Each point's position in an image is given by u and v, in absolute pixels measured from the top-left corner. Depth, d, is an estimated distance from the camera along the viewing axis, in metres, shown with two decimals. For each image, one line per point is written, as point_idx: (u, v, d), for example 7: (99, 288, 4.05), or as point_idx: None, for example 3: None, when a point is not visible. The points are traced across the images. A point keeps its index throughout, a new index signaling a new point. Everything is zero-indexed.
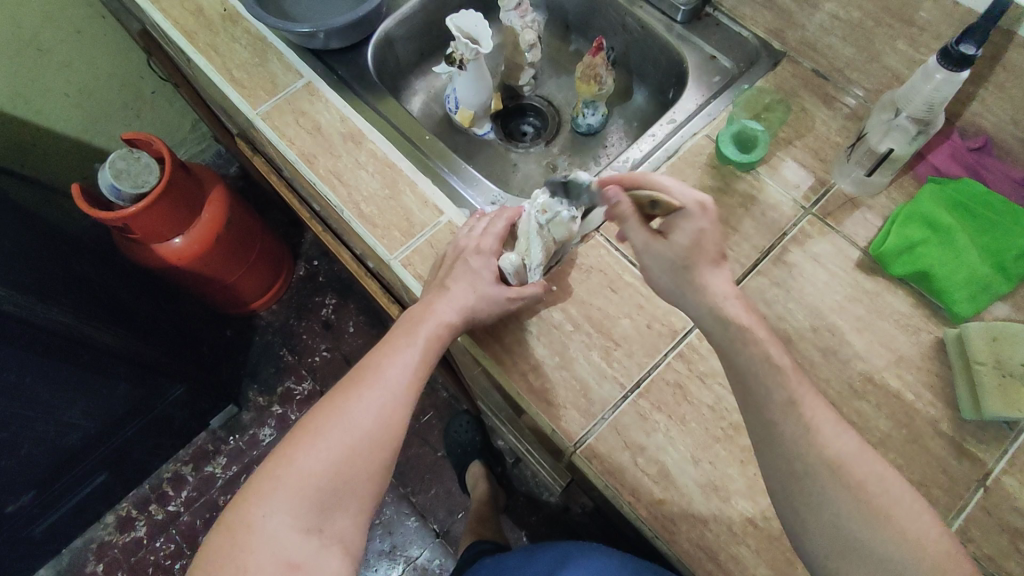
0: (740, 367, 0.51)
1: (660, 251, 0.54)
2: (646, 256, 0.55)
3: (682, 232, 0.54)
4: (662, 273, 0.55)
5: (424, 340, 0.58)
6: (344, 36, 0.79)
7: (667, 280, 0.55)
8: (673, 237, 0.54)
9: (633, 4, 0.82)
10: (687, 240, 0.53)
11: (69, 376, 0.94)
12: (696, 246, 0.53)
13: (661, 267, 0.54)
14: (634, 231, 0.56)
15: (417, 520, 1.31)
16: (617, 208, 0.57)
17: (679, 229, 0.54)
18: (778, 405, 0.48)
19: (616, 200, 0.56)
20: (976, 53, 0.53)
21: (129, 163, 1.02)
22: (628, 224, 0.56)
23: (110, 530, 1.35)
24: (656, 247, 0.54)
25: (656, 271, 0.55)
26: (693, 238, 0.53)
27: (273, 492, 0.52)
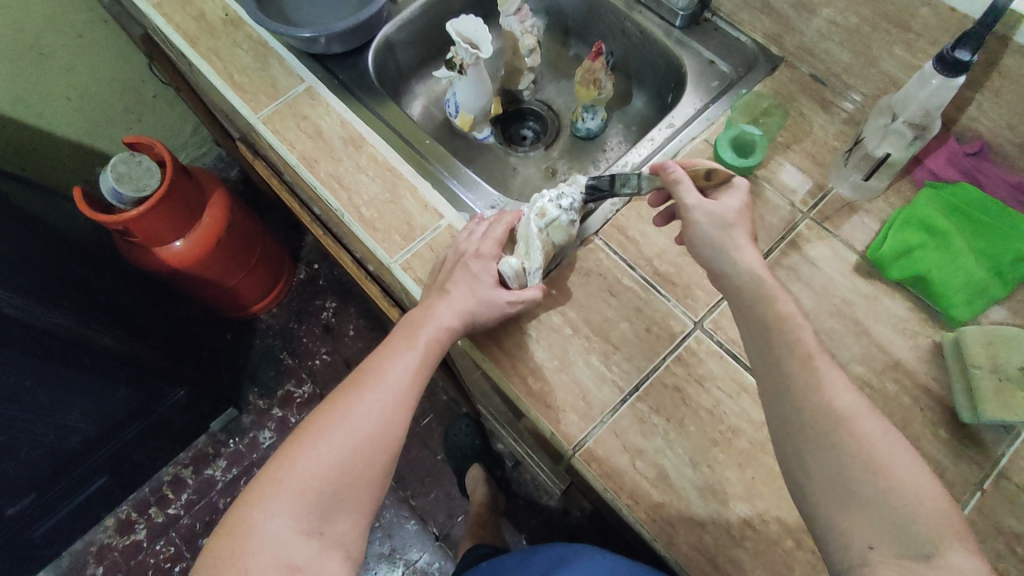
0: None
1: (714, 209, 0.54)
2: (696, 214, 0.55)
3: (734, 198, 0.55)
4: (707, 231, 0.54)
5: (424, 344, 0.59)
6: (344, 41, 0.80)
7: (713, 243, 0.54)
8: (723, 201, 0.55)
9: (631, 9, 0.83)
10: (738, 206, 0.55)
11: (69, 379, 0.94)
12: (744, 213, 0.55)
13: (712, 225, 0.54)
14: (689, 190, 0.56)
15: (417, 523, 1.31)
16: (670, 173, 0.57)
17: (732, 195, 0.56)
18: (776, 409, 0.49)
19: (673, 167, 0.57)
20: (970, 58, 0.53)
21: (130, 167, 1.03)
22: (683, 186, 0.56)
23: (109, 533, 1.35)
24: (708, 204, 0.55)
25: (706, 230, 0.54)
26: (742, 205, 0.55)
27: (275, 495, 0.52)
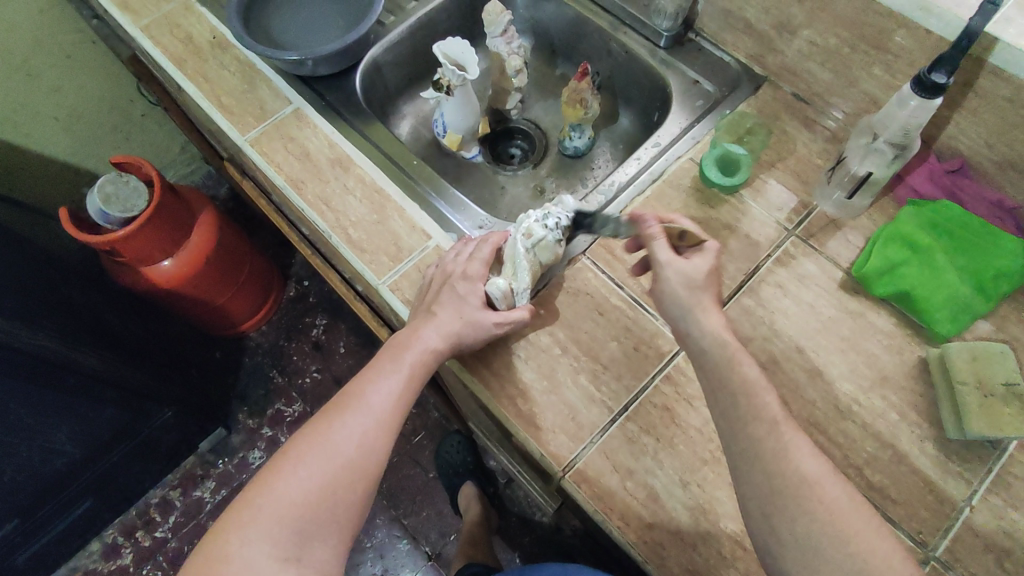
0: (728, 386, 0.51)
1: (683, 268, 0.56)
2: (668, 271, 0.56)
3: (704, 258, 0.57)
4: (677, 289, 0.56)
5: (409, 367, 0.59)
6: (332, 62, 0.80)
7: (682, 301, 0.56)
8: (695, 260, 0.57)
9: (616, 30, 0.84)
10: (707, 266, 0.57)
11: (54, 403, 0.92)
12: (712, 275, 0.57)
13: (680, 283, 0.56)
14: (662, 248, 0.58)
15: (409, 542, 1.29)
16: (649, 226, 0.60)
17: (701, 255, 0.57)
18: (777, 439, 0.48)
19: (651, 225, 0.60)
20: (947, 81, 0.53)
21: (117, 187, 1.02)
22: (656, 243, 0.58)
23: (95, 558, 1.32)
24: (680, 264, 0.56)
25: (674, 288, 0.56)
26: (712, 265, 0.57)
27: (254, 521, 0.51)
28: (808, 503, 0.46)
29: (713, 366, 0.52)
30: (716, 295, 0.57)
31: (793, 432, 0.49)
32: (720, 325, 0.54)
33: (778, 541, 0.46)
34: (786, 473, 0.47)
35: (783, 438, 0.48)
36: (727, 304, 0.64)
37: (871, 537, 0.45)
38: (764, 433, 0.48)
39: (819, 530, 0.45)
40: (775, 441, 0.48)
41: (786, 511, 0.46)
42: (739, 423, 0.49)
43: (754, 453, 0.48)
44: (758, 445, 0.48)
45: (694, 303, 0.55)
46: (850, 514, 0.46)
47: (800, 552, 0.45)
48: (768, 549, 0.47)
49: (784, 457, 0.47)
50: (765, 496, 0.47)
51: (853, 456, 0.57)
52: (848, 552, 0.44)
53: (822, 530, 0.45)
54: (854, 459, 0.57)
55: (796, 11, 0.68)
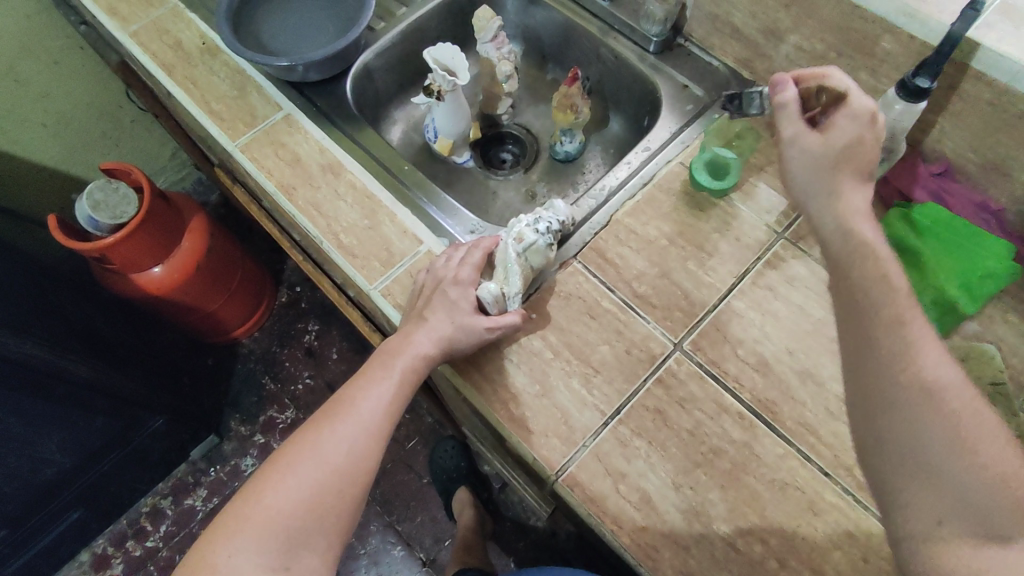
0: None
1: (811, 148, 0.54)
2: (790, 152, 0.56)
3: (840, 136, 0.53)
4: (803, 171, 0.55)
5: (400, 373, 0.59)
6: (322, 68, 0.80)
7: (814, 180, 0.54)
8: (827, 138, 0.54)
9: (606, 36, 0.85)
10: (841, 146, 0.53)
11: (43, 411, 0.92)
12: (850, 150, 0.53)
13: (804, 164, 0.55)
14: (792, 124, 0.56)
15: (403, 549, 1.29)
16: (786, 97, 0.57)
17: (839, 131, 0.54)
18: None
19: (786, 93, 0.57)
20: (931, 85, 0.55)
21: (107, 194, 1.01)
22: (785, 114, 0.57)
23: (85, 569, 1.31)
24: (808, 143, 0.55)
25: (796, 167, 0.56)
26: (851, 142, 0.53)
27: (243, 530, 0.51)
28: (923, 410, 0.40)
29: (846, 259, 0.49)
30: (856, 169, 0.53)
31: (920, 331, 0.44)
32: (858, 208, 0.52)
33: (880, 446, 0.42)
34: (902, 376, 0.42)
35: (907, 337, 0.43)
36: (718, 307, 0.64)
37: (999, 453, 0.39)
38: (883, 332, 0.44)
39: (931, 439, 0.40)
40: (897, 340, 0.43)
41: (893, 414, 0.42)
42: (863, 317, 0.45)
43: (869, 352, 0.44)
44: (877, 341, 0.44)
45: (825, 185, 0.53)
46: (976, 426, 0.40)
47: (898, 462, 0.41)
48: (869, 460, 0.43)
49: (903, 360, 0.42)
50: (875, 399, 0.43)
51: (844, 457, 0.57)
52: (960, 463, 0.39)
53: (934, 439, 0.40)
54: (845, 460, 0.57)
55: (782, 16, 0.68)
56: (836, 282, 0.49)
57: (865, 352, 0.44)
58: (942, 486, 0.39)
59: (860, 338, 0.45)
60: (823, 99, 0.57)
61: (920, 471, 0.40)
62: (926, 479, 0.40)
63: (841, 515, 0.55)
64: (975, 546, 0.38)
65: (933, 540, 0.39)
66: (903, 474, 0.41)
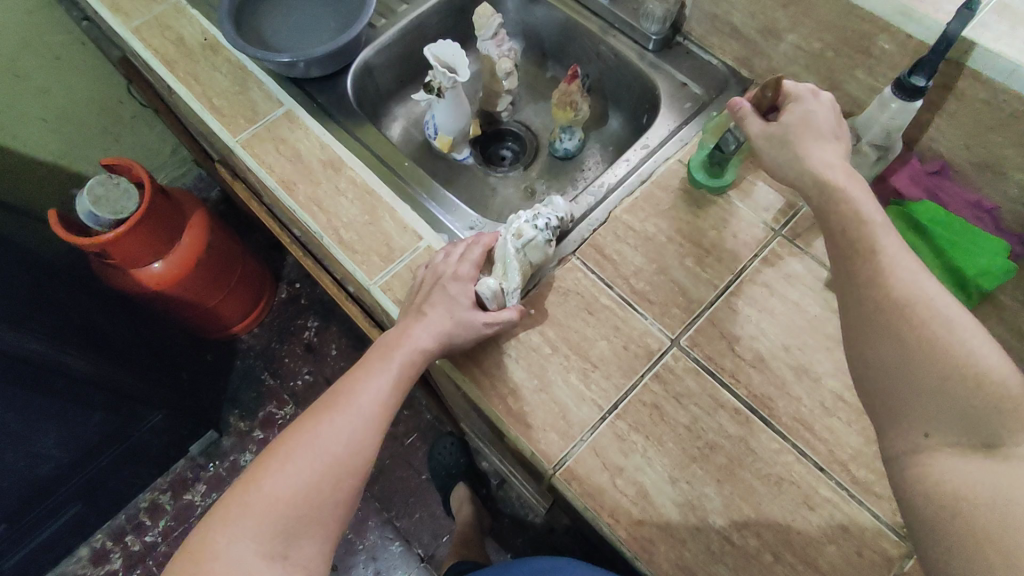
0: None
1: (775, 133, 0.55)
2: (760, 147, 0.56)
3: (796, 113, 0.55)
4: (776, 157, 0.55)
5: (398, 366, 0.59)
6: (323, 64, 0.81)
7: (783, 160, 0.54)
8: (786, 119, 0.55)
9: (606, 34, 0.85)
10: (799, 118, 0.55)
11: (42, 406, 0.92)
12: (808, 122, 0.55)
13: (775, 150, 0.55)
14: (753, 121, 0.58)
15: (401, 544, 1.29)
16: (739, 109, 0.59)
17: (794, 109, 0.56)
18: None
19: (736, 103, 0.59)
20: (926, 84, 0.55)
21: (107, 189, 1.02)
22: (745, 118, 0.58)
23: (83, 563, 1.31)
24: (771, 131, 0.56)
25: (772, 156, 0.55)
26: (808, 114, 0.55)
27: (241, 517, 0.52)
28: (900, 324, 0.40)
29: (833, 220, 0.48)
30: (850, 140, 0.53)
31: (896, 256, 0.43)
32: (828, 163, 0.51)
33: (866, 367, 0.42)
34: (878, 295, 0.42)
35: (884, 256, 0.43)
36: (714, 304, 0.65)
37: (980, 354, 0.38)
38: (859, 258, 0.44)
39: (911, 350, 0.40)
40: (874, 259, 0.43)
41: (876, 329, 0.42)
42: (842, 248, 0.46)
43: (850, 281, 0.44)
44: (854, 266, 0.44)
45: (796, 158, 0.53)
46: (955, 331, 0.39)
47: (884, 378, 0.41)
48: (862, 383, 0.43)
49: (879, 280, 0.43)
50: (858, 319, 0.43)
51: (838, 453, 0.58)
52: (941, 370, 0.39)
53: (913, 350, 0.40)
54: (839, 455, 0.57)
55: (781, 15, 0.69)
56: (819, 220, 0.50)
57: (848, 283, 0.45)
58: (927, 395, 0.39)
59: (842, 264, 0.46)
60: (771, 92, 0.58)
61: (906, 383, 0.40)
62: (909, 391, 0.40)
63: (836, 509, 0.55)
64: (963, 455, 0.38)
65: (924, 455, 0.39)
66: (891, 391, 0.41)
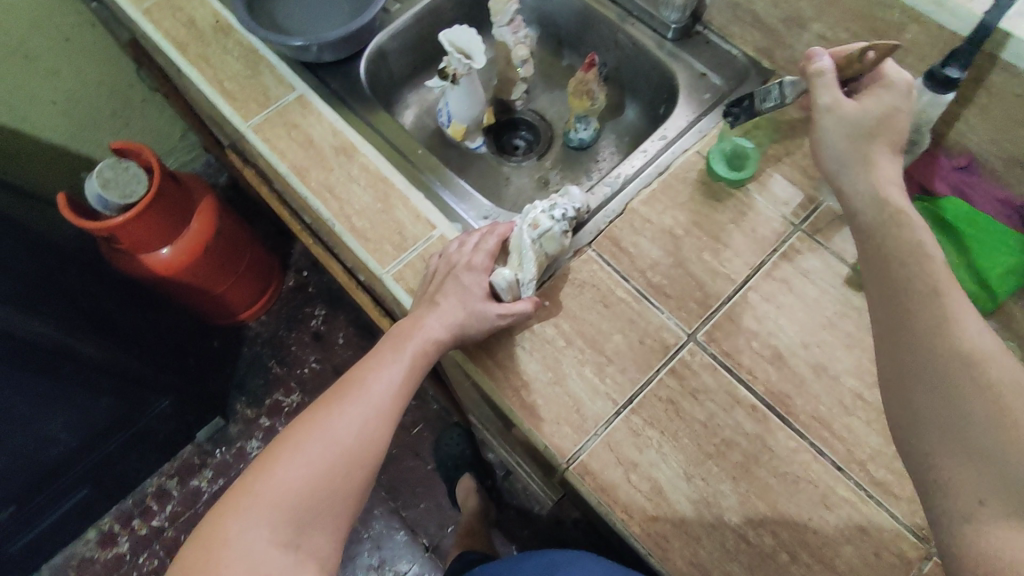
0: None
1: (849, 112, 0.53)
2: (828, 117, 0.54)
3: (877, 102, 0.54)
4: (838, 137, 0.54)
5: (410, 357, 0.59)
6: (337, 49, 0.79)
7: (838, 154, 0.54)
8: (864, 103, 0.54)
9: (624, 21, 0.83)
10: (879, 112, 0.53)
11: (50, 389, 0.92)
12: (886, 115, 0.53)
13: (843, 126, 0.53)
14: (831, 86, 0.55)
15: (406, 534, 1.30)
16: (823, 66, 0.56)
17: (876, 97, 0.54)
18: None
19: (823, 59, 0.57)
20: (959, 76, 0.54)
21: (117, 172, 1.02)
22: (825, 79, 0.56)
23: (92, 546, 1.32)
24: (844, 108, 0.54)
25: (835, 132, 0.54)
26: (886, 106, 0.53)
27: (252, 506, 0.51)
28: (961, 380, 0.38)
29: (879, 231, 0.48)
30: (889, 143, 0.53)
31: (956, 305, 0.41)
32: (887, 180, 0.51)
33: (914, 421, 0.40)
34: (934, 343, 0.40)
35: (944, 307, 0.41)
36: (732, 299, 0.64)
37: None
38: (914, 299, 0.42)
39: (970, 409, 0.37)
40: (933, 309, 0.41)
41: (928, 380, 0.39)
42: (894, 291, 0.44)
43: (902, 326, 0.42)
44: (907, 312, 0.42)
45: (856, 154, 0.53)
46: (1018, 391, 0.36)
47: (933, 431, 0.38)
48: (905, 444, 0.41)
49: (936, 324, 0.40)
50: (910, 372, 0.40)
51: (857, 452, 0.57)
52: (1006, 435, 0.35)
53: (972, 408, 0.37)
54: (858, 455, 0.56)
55: (806, 4, 0.67)
56: (870, 256, 0.48)
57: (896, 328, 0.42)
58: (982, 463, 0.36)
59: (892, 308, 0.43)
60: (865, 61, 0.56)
61: (959, 444, 0.37)
62: (964, 451, 0.37)
63: (854, 509, 0.54)
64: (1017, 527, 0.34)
65: (975, 524, 0.35)
66: (937, 447, 0.38)
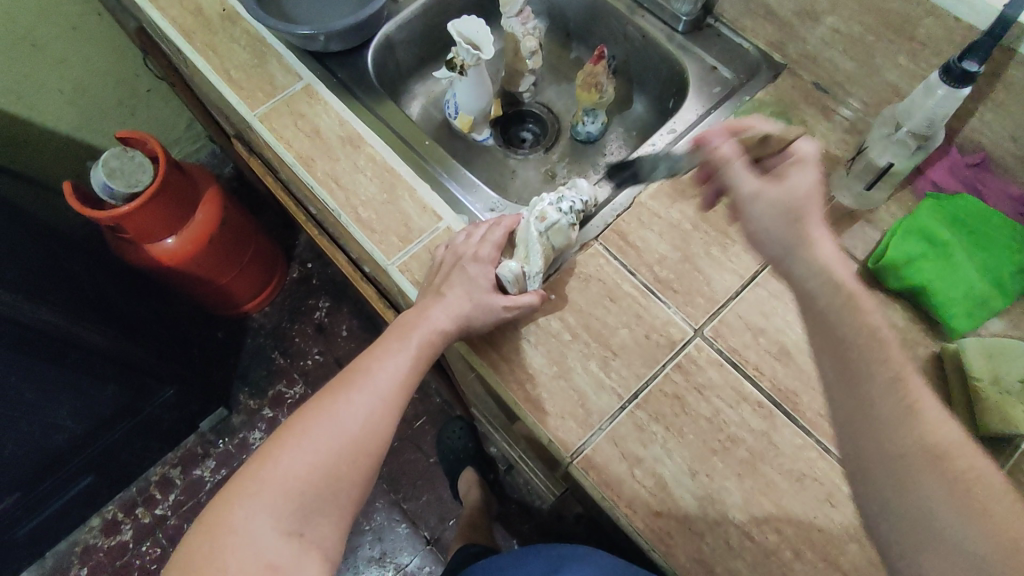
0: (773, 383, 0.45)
1: (775, 196, 0.49)
2: (757, 204, 0.50)
3: (802, 177, 0.49)
4: (769, 222, 0.49)
5: (416, 347, 0.58)
6: (344, 39, 0.79)
7: (778, 238, 0.48)
8: (787, 182, 0.49)
9: (634, 13, 0.83)
10: (806, 185, 0.48)
11: (55, 377, 0.92)
12: (814, 189, 0.48)
13: (774, 213, 0.49)
14: (744, 175, 0.52)
15: (408, 526, 1.30)
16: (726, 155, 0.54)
17: (800, 171, 0.49)
18: None
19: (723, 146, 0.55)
20: (978, 69, 0.53)
21: (123, 162, 1.01)
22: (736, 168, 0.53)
23: (95, 533, 1.32)
24: (767, 193, 0.49)
25: (764, 220, 0.49)
26: (813, 180, 0.49)
27: (257, 493, 0.51)
28: (924, 477, 0.40)
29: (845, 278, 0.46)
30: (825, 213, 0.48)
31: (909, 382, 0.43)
32: (833, 257, 0.46)
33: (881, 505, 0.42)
34: (896, 432, 0.41)
35: (908, 398, 0.42)
36: (739, 295, 0.63)
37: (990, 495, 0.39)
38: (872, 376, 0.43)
39: (938, 503, 0.39)
40: (896, 402, 0.42)
41: (889, 467, 0.41)
42: (852, 380, 0.43)
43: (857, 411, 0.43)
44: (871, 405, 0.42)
45: (794, 236, 0.47)
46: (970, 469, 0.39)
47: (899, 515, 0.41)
48: (871, 521, 0.43)
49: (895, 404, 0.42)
50: (874, 463, 0.42)
51: None
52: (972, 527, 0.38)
53: (936, 504, 0.39)
54: None
55: None
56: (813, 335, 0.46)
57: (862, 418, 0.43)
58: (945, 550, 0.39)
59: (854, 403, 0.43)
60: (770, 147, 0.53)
61: (925, 531, 0.39)
62: (934, 547, 0.39)
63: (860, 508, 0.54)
64: None
65: None
66: (904, 531, 0.40)
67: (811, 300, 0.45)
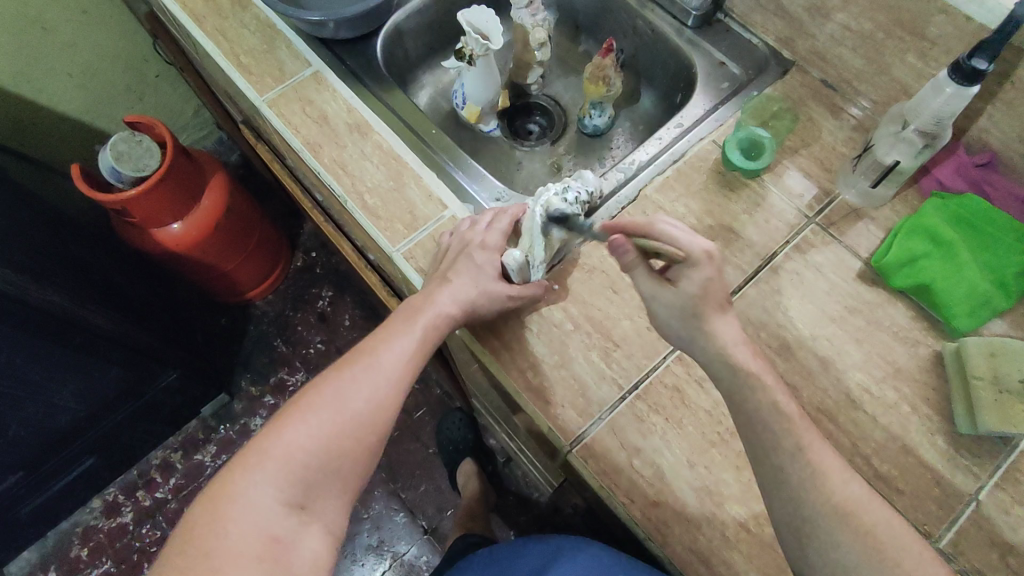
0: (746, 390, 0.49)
1: (671, 300, 0.53)
2: (655, 305, 0.54)
3: (692, 280, 0.52)
4: (672, 321, 0.53)
5: (422, 330, 0.58)
6: (354, 27, 0.79)
7: (678, 327, 0.53)
8: (680, 285, 0.53)
9: (643, 8, 0.82)
10: (695, 289, 0.52)
11: (61, 358, 0.93)
12: (707, 289, 0.52)
13: (674, 315, 0.53)
14: (642, 279, 0.54)
15: (406, 515, 1.31)
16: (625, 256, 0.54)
17: (690, 276, 0.52)
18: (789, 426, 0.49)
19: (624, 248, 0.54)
20: (986, 68, 0.53)
21: (131, 146, 1.02)
22: (635, 270, 0.55)
23: (96, 515, 1.34)
24: (664, 296, 0.53)
25: (668, 320, 0.54)
26: (706, 278, 0.52)
27: (262, 463, 0.51)
28: (829, 530, 0.47)
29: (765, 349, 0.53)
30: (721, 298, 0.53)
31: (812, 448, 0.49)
32: (733, 341, 0.52)
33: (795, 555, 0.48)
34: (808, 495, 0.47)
35: (813, 464, 0.48)
36: (741, 291, 0.64)
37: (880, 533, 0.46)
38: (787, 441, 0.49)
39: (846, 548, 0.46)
40: (802, 469, 0.48)
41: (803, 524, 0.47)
42: (761, 451, 0.49)
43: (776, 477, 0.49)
44: (784, 465, 0.48)
45: (696, 331, 0.52)
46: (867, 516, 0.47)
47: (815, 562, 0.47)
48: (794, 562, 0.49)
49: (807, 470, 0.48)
50: (789, 522, 0.48)
51: (862, 446, 0.57)
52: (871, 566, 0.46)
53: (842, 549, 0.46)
54: (862, 449, 0.56)
55: None
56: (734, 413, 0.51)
57: (773, 469, 0.49)
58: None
59: (767, 467, 0.49)
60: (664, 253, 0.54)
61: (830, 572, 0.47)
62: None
63: None
64: None
65: None
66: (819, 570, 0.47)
67: (718, 379, 0.52)
